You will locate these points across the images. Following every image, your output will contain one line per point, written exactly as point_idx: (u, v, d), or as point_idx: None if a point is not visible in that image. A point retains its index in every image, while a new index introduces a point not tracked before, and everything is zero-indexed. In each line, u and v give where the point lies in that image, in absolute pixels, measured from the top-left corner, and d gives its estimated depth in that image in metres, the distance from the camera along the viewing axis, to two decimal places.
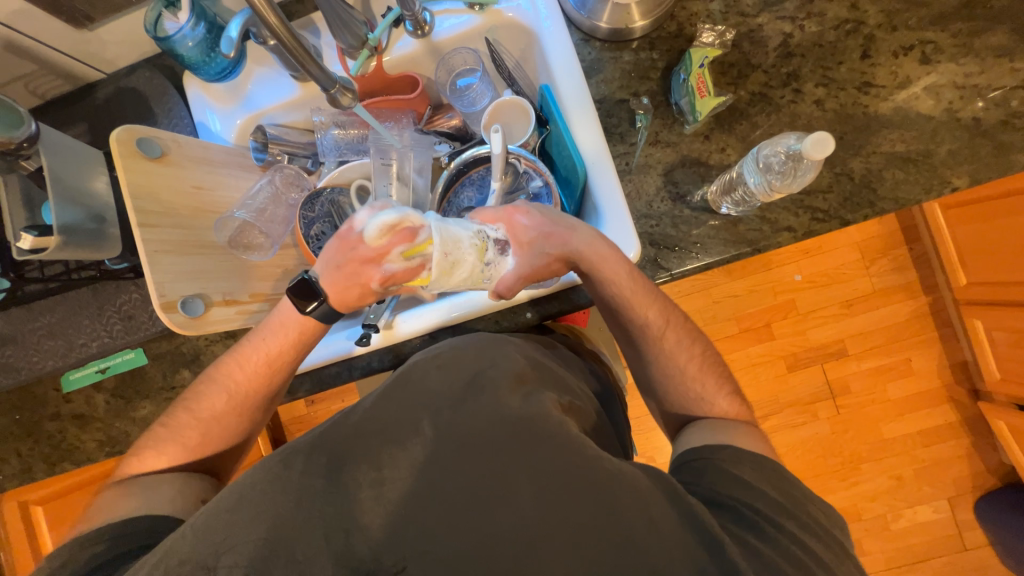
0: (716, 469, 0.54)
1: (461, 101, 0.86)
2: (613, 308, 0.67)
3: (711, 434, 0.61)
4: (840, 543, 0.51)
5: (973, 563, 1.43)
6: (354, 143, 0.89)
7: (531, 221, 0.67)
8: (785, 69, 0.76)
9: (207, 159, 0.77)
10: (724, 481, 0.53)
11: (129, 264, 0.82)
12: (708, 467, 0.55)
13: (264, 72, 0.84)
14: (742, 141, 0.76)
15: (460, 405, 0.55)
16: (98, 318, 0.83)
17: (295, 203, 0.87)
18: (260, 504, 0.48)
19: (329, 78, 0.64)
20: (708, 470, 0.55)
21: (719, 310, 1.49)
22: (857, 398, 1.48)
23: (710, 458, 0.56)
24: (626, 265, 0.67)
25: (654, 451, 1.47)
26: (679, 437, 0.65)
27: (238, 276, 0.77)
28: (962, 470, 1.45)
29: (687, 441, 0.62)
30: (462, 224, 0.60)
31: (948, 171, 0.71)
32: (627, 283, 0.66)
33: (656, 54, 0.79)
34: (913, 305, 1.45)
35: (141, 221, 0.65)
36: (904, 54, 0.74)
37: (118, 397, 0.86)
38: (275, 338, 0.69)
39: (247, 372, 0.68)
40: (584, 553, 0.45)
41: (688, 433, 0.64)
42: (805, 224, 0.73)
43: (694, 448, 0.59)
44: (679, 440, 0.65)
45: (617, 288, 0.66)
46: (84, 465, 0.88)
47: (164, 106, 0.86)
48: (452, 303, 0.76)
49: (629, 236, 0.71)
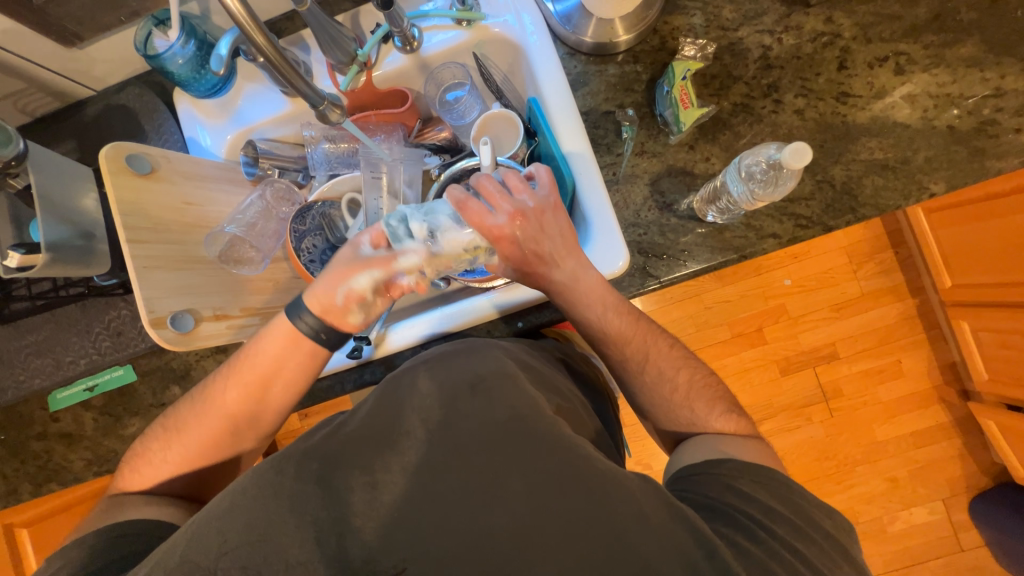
0: (714, 480, 0.55)
1: (451, 115, 0.87)
2: (603, 315, 0.67)
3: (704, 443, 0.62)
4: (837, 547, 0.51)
5: (970, 564, 1.43)
6: (344, 157, 0.90)
7: (522, 240, 0.64)
8: (765, 81, 0.78)
9: (197, 174, 0.77)
10: (722, 486, 0.54)
11: (118, 280, 0.81)
12: (709, 480, 0.56)
13: (254, 88, 0.85)
14: (726, 150, 0.78)
15: (451, 411, 0.55)
16: (86, 335, 0.82)
17: (286, 216, 0.88)
18: (252, 517, 0.48)
19: (318, 94, 0.65)
20: (708, 481, 0.55)
21: (711, 315, 1.50)
22: (849, 400, 1.49)
23: (712, 472, 0.56)
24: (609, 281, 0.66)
25: (650, 458, 1.47)
26: (677, 449, 0.66)
27: (228, 290, 0.77)
28: (955, 471, 1.46)
29: (688, 454, 0.63)
30: (457, 223, 0.65)
31: (926, 177, 0.73)
32: (607, 316, 0.67)
33: (640, 67, 0.81)
34: (901, 308, 1.47)
35: (130, 237, 0.64)
36: (879, 66, 0.76)
37: (107, 415, 0.85)
38: (258, 363, 0.65)
39: (234, 395, 0.65)
40: (581, 557, 0.45)
41: (685, 447, 0.65)
42: (789, 231, 0.74)
43: (695, 464, 0.60)
44: (678, 451, 0.65)
45: (605, 298, 0.67)
46: (71, 485, 0.87)
47: (154, 122, 0.87)
48: (444, 314, 0.77)
49: (611, 265, 0.72)
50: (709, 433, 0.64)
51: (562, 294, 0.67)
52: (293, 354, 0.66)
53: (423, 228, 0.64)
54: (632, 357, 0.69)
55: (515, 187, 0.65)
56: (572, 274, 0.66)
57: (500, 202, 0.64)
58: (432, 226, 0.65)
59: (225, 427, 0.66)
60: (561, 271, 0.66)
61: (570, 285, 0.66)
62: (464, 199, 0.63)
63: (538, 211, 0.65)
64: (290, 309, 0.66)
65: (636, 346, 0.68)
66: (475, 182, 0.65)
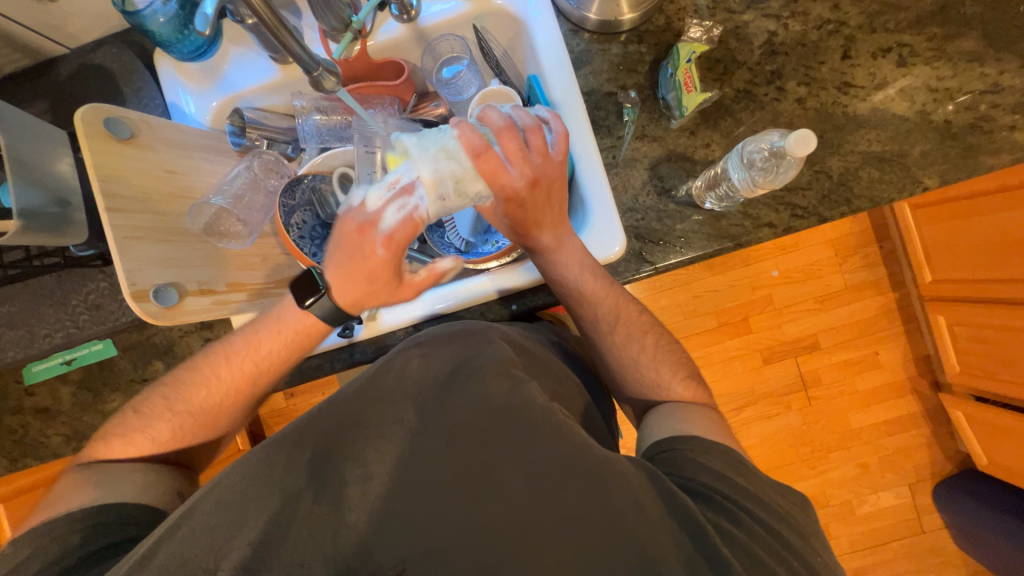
0: (688, 459, 0.55)
1: (448, 90, 0.85)
2: (581, 285, 0.69)
3: (677, 417, 0.63)
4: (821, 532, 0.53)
5: (931, 545, 1.51)
6: (336, 130, 0.87)
7: (529, 206, 0.63)
8: (769, 67, 0.77)
9: (181, 142, 0.74)
10: (697, 465, 0.54)
11: (96, 251, 0.78)
12: (677, 458, 0.56)
13: (241, 52, 0.81)
14: (726, 137, 0.77)
15: (446, 398, 0.55)
16: (62, 307, 0.79)
17: (275, 189, 0.85)
18: (244, 506, 0.48)
19: (312, 58, 0.60)
20: (681, 461, 0.55)
21: (700, 303, 1.52)
22: (827, 389, 1.53)
23: (680, 450, 0.57)
24: (589, 260, 0.69)
25: (634, 442, 1.50)
26: (645, 419, 0.67)
27: (214, 263, 0.74)
28: (923, 458, 1.53)
29: (657, 428, 0.63)
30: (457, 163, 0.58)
31: (920, 171, 0.74)
32: (584, 278, 0.68)
33: (644, 47, 0.79)
34: (882, 301, 1.51)
35: (110, 206, 0.61)
36: (882, 57, 0.76)
37: (85, 390, 0.83)
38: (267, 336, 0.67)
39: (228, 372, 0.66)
40: (576, 544, 0.45)
41: (653, 419, 0.65)
42: (785, 221, 0.75)
43: (663, 440, 0.60)
44: (648, 423, 0.66)
45: (587, 272, 0.68)
46: (50, 460, 0.85)
47: (133, 85, 0.82)
48: (439, 295, 0.76)
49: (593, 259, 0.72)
50: (680, 402, 0.66)
51: (545, 257, 0.69)
52: (297, 331, 0.67)
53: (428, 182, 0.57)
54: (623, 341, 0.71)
55: (535, 147, 0.61)
56: (558, 245, 0.68)
57: (520, 159, 0.59)
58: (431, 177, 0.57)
59: (228, 405, 0.67)
60: (551, 236, 0.67)
61: (554, 255, 0.68)
62: (481, 148, 0.57)
63: (550, 178, 0.62)
64: (301, 289, 0.64)
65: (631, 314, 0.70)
66: (493, 118, 0.58)
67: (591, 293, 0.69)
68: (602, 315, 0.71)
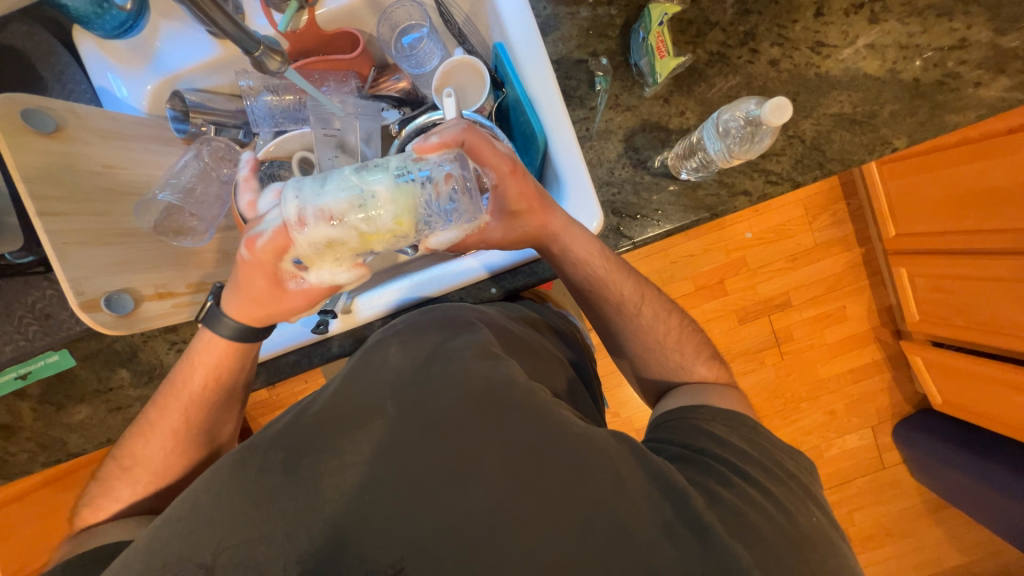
0: (696, 427, 0.59)
1: (408, 61, 0.79)
2: (586, 264, 0.68)
3: (698, 392, 0.66)
4: (809, 489, 0.54)
5: (891, 479, 1.63)
6: (290, 111, 0.81)
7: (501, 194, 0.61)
8: (742, 27, 0.75)
9: (116, 132, 0.67)
10: (708, 434, 0.58)
11: (36, 257, 0.71)
12: (684, 427, 0.60)
13: (174, 27, 0.74)
14: (701, 104, 0.75)
15: (425, 387, 0.54)
16: (7, 319, 0.72)
17: (229, 178, 0.79)
18: (216, 514, 0.46)
19: (252, 37, 0.53)
20: (690, 428, 0.59)
21: (677, 269, 1.54)
22: (799, 344, 1.60)
23: (689, 418, 0.61)
24: (592, 243, 0.67)
25: (620, 407, 1.55)
26: (665, 399, 0.69)
27: (170, 264, 0.69)
28: (885, 402, 1.63)
29: (675, 402, 0.67)
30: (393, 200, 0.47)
31: (889, 132, 0.74)
32: (592, 260, 0.67)
33: (614, 9, 0.75)
34: (849, 257, 1.56)
35: (42, 209, 0.55)
36: (854, 13, 0.74)
37: (47, 404, 0.79)
38: (194, 373, 0.65)
39: (176, 417, 0.66)
40: (557, 520, 0.46)
41: (677, 395, 0.68)
42: (760, 188, 0.74)
43: (675, 410, 0.64)
44: (669, 397, 0.69)
45: (595, 254, 0.67)
46: (16, 477, 0.81)
47: (53, 68, 0.73)
48: (414, 282, 0.74)
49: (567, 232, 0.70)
50: (703, 382, 0.68)
51: (550, 243, 0.66)
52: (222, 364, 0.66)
53: (345, 236, 0.48)
54: (611, 307, 0.71)
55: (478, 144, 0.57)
56: (566, 240, 0.66)
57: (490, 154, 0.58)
58: (367, 226, 0.47)
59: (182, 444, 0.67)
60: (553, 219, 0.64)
61: (565, 246, 0.66)
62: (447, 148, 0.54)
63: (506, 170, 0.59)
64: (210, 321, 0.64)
65: (616, 295, 0.70)
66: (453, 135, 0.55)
67: (580, 274, 0.69)
68: (591, 283, 0.69)
